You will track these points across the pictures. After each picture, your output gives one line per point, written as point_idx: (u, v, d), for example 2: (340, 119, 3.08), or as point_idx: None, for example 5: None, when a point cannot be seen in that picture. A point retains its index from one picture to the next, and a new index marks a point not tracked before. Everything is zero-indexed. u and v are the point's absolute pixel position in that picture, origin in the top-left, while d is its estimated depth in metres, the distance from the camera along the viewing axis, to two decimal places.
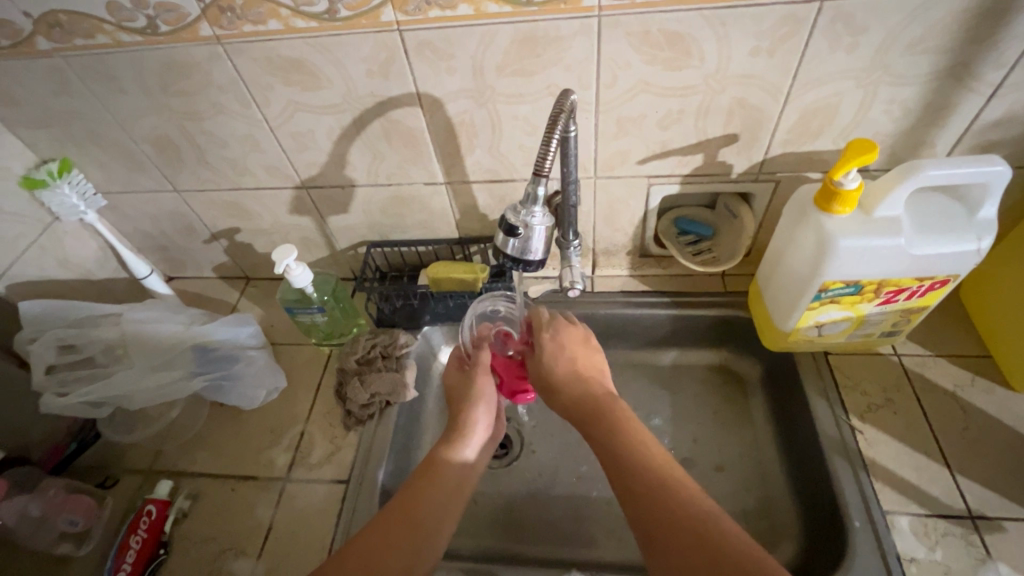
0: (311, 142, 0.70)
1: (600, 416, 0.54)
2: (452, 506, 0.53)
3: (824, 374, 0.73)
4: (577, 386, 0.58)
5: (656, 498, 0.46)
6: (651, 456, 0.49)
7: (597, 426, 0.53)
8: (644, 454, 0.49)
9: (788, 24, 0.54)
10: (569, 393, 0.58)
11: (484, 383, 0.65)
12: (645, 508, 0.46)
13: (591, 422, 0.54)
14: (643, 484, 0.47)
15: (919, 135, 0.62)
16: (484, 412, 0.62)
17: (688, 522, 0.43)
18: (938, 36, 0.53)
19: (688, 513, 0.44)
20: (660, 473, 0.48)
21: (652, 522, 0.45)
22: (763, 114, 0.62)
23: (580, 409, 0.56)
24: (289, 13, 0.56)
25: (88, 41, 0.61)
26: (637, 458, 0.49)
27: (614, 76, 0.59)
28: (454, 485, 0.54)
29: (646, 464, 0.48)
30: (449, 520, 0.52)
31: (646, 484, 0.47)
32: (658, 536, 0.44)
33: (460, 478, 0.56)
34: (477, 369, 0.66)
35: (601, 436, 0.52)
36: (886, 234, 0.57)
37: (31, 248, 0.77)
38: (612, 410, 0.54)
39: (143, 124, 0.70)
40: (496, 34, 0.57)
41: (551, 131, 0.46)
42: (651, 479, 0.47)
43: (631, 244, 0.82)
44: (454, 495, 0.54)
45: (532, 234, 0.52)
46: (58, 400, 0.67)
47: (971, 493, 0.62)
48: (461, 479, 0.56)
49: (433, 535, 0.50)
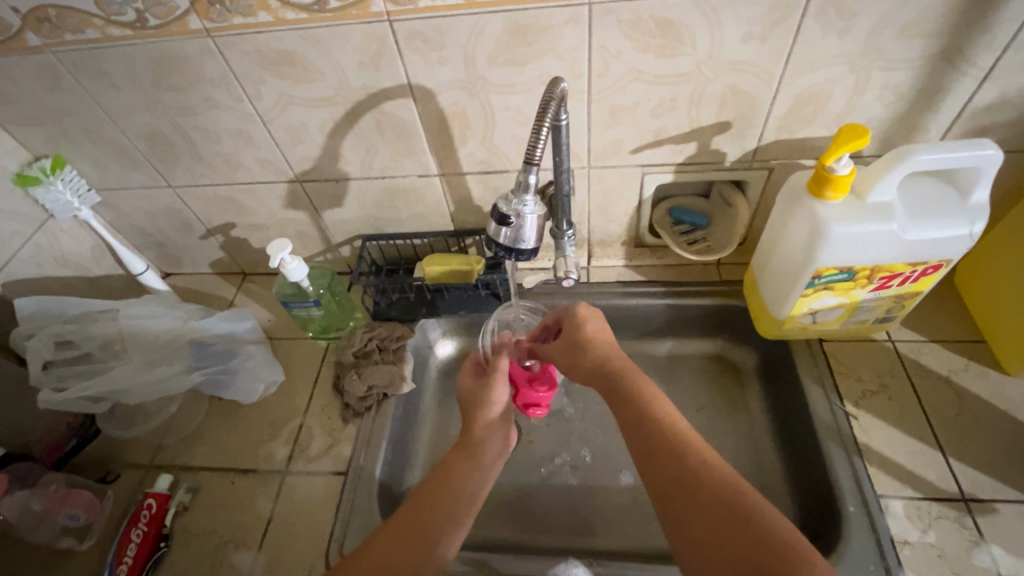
0: (304, 136, 0.70)
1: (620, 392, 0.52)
2: (472, 496, 0.54)
3: (819, 360, 0.73)
4: (599, 356, 0.56)
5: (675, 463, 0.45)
6: (671, 421, 0.48)
7: (618, 394, 0.52)
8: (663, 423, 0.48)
9: (779, 9, 0.53)
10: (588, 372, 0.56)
11: (501, 388, 0.64)
12: (664, 474, 0.45)
13: (613, 392, 0.53)
14: (660, 452, 0.46)
15: (912, 119, 0.62)
16: (499, 409, 0.64)
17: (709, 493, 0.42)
18: (930, 19, 0.53)
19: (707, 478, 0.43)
20: (680, 439, 0.46)
21: (671, 489, 0.44)
22: (756, 102, 0.62)
23: (601, 381, 0.55)
24: (279, 5, 0.56)
25: (78, 36, 0.61)
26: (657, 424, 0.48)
27: (606, 64, 0.59)
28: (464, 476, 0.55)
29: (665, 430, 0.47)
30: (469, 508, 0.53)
31: (665, 450, 0.46)
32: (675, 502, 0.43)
33: (476, 469, 0.56)
34: (499, 374, 0.65)
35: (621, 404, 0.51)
36: (878, 219, 0.57)
37: (26, 246, 0.77)
38: (632, 378, 0.52)
39: (135, 119, 0.70)
40: (486, 24, 0.56)
41: (542, 119, 0.46)
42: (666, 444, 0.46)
43: (626, 234, 0.82)
44: (472, 483, 0.55)
45: (523, 223, 0.52)
46: (56, 395, 0.66)
47: (965, 476, 0.63)
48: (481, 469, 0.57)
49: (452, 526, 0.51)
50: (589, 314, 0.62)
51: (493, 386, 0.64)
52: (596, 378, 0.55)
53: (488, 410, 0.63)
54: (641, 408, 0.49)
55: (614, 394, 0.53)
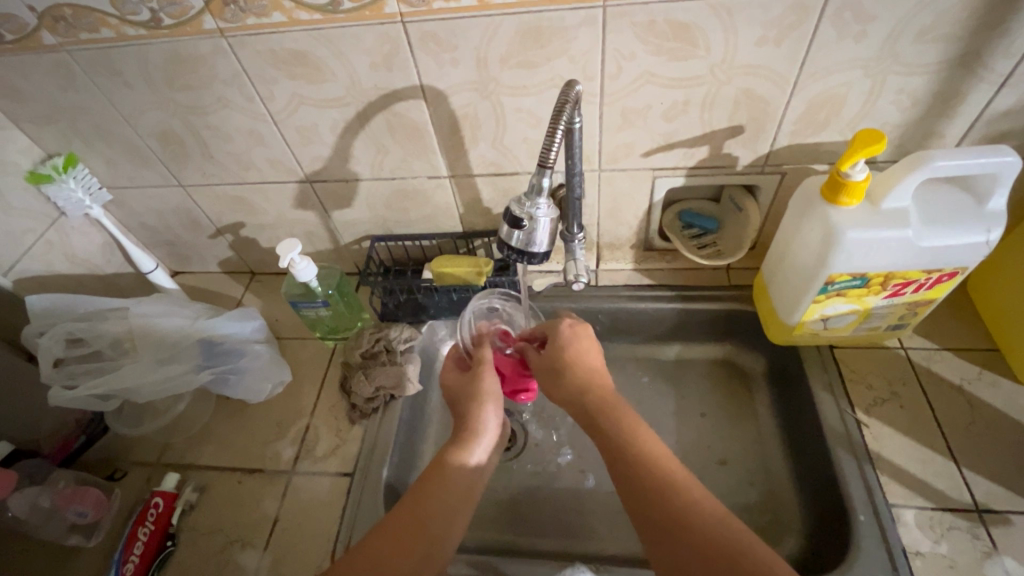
0: (315, 136, 0.70)
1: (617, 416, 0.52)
2: (457, 504, 0.52)
3: (829, 367, 0.73)
4: (576, 382, 0.56)
5: (664, 499, 0.45)
6: (654, 452, 0.48)
7: (601, 422, 0.52)
8: (648, 454, 0.48)
9: (795, 13, 0.53)
10: (570, 392, 0.56)
11: (490, 382, 0.62)
12: (652, 511, 0.45)
13: (596, 423, 0.53)
14: (645, 487, 0.46)
15: (927, 125, 0.62)
16: (494, 412, 0.60)
17: (698, 528, 0.43)
18: (948, 24, 0.53)
19: (695, 512, 0.44)
20: (663, 470, 0.47)
21: (662, 526, 0.44)
22: (769, 105, 0.62)
23: (580, 410, 0.55)
24: (293, 5, 0.56)
25: (93, 35, 0.61)
26: (642, 457, 0.48)
27: (620, 67, 0.59)
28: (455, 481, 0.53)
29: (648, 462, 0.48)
30: (455, 520, 0.51)
31: (653, 484, 0.46)
32: (666, 542, 0.43)
33: (466, 482, 0.54)
34: (483, 369, 0.63)
35: (603, 437, 0.51)
36: (893, 226, 0.56)
37: (38, 243, 0.78)
38: (613, 408, 0.53)
39: (148, 118, 0.70)
40: (500, 26, 0.56)
41: (556, 122, 0.46)
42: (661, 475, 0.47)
43: (635, 238, 0.82)
44: (459, 488, 0.53)
45: (536, 226, 0.51)
46: (64, 394, 0.67)
47: (977, 486, 0.62)
48: (467, 480, 0.54)
49: (439, 544, 0.49)
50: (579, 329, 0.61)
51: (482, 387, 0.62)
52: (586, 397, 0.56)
53: (480, 412, 0.60)
54: (623, 439, 0.50)
55: (593, 424, 0.53)
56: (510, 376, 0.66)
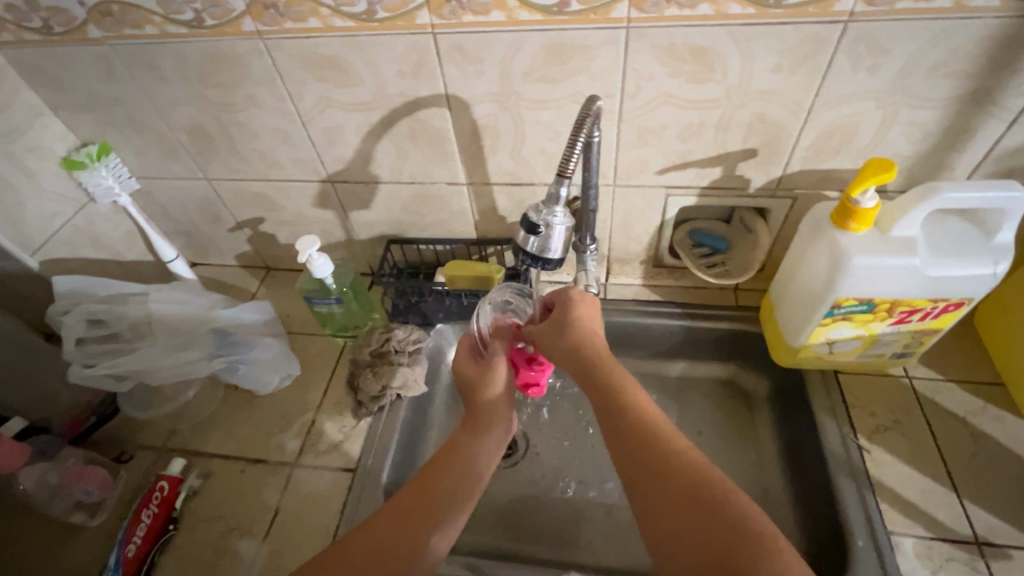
0: (340, 138, 0.72)
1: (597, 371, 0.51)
2: (469, 486, 0.53)
3: (833, 392, 0.73)
4: (573, 340, 0.55)
5: (647, 449, 0.44)
6: (641, 405, 0.48)
7: (592, 378, 0.51)
8: (637, 408, 0.47)
9: (811, 43, 0.55)
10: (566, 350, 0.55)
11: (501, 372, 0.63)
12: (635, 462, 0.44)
13: (587, 379, 0.52)
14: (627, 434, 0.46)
15: (937, 158, 0.63)
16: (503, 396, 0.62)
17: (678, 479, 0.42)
18: (961, 61, 0.54)
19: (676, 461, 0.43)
20: (649, 423, 0.46)
21: (643, 477, 0.43)
22: (783, 130, 0.63)
23: (573, 366, 0.54)
24: (329, 13, 0.59)
25: (136, 31, 0.64)
26: (628, 409, 0.47)
27: (638, 86, 0.61)
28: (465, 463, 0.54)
29: (633, 414, 0.47)
30: (463, 497, 0.52)
31: (637, 434, 0.45)
32: (645, 493, 0.43)
33: (470, 464, 0.54)
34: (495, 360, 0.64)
35: (594, 390, 0.50)
36: (901, 253, 0.57)
37: (65, 227, 0.80)
38: (607, 363, 0.52)
39: (180, 112, 0.73)
40: (525, 41, 0.58)
41: (576, 135, 0.47)
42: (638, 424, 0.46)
43: (645, 254, 0.83)
44: (470, 471, 0.54)
45: (552, 233, 0.52)
46: (85, 371, 0.69)
47: (978, 519, 0.62)
48: (479, 464, 0.55)
49: (449, 518, 0.50)
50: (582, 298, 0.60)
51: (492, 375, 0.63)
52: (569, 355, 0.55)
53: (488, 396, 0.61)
54: (612, 393, 0.49)
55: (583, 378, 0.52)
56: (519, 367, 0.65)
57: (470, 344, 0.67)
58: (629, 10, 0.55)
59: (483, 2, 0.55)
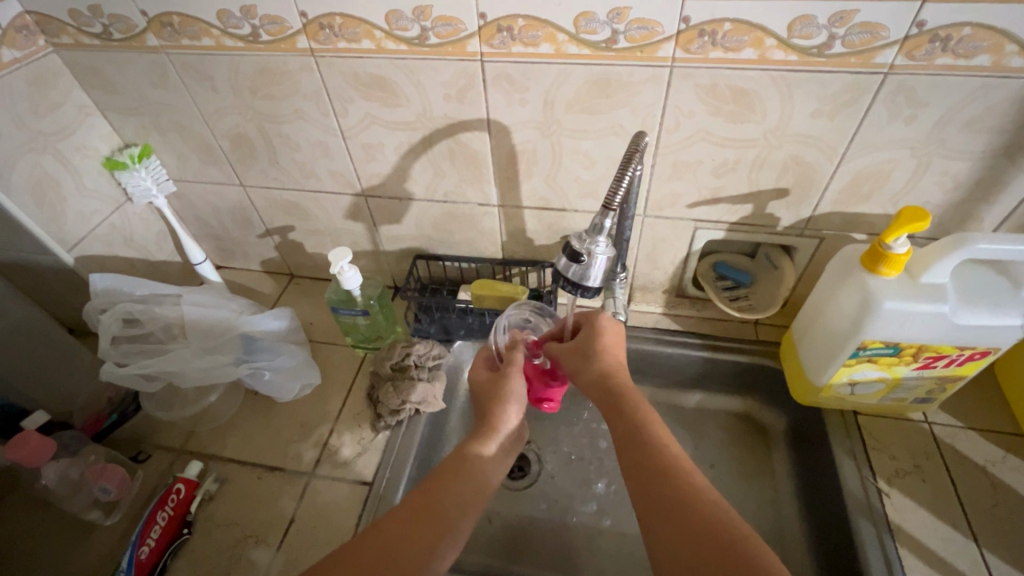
0: (379, 155, 0.74)
1: (622, 400, 0.52)
2: (472, 497, 0.51)
3: (853, 433, 0.73)
4: (598, 367, 0.56)
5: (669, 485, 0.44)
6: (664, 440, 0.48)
7: (615, 410, 0.51)
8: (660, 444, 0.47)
9: (851, 91, 0.56)
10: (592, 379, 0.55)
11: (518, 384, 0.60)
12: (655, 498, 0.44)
13: (609, 407, 0.52)
14: (650, 466, 0.46)
15: (967, 208, 0.64)
16: (515, 412, 0.59)
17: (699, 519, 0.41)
18: (997, 117, 0.56)
19: (697, 500, 0.42)
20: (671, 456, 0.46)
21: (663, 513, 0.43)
22: (816, 173, 0.65)
23: (596, 394, 0.54)
24: (383, 36, 0.61)
25: (194, 42, 0.66)
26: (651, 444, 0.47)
27: (677, 122, 0.63)
28: (468, 478, 0.51)
29: (655, 450, 0.47)
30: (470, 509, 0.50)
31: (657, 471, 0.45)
32: (663, 528, 0.42)
33: (478, 474, 0.52)
34: (512, 369, 0.61)
35: (618, 419, 0.50)
36: (931, 300, 0.58)
37: (102, 225, 0.82)
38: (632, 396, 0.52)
39: (225, 121, 0.75)
40: (571, 74, 0.60)
41: (625, 169, 0.48)
42: (660, 458, 0.46)
43: (668, 283, 0.84)
44: (474, 483, 0.51)
45: (594, 262, 0.53)
46: (116, 369, 0.69)
47: (999, 571, 0.62)
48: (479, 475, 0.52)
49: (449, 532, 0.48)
50: (610, 325, 0.59)
51: (506, 387, 0.60)
52: (592, 382, 0.55)
53: (503, 410, 0.58)
54: (634, 426, 0.49)
55: (608, 405, 0.52)
56: (534, 384, 0.65)
57: (488, 356, 0.66)
58: (675, 50, 0.56)
59: (533, 34, 0.57)
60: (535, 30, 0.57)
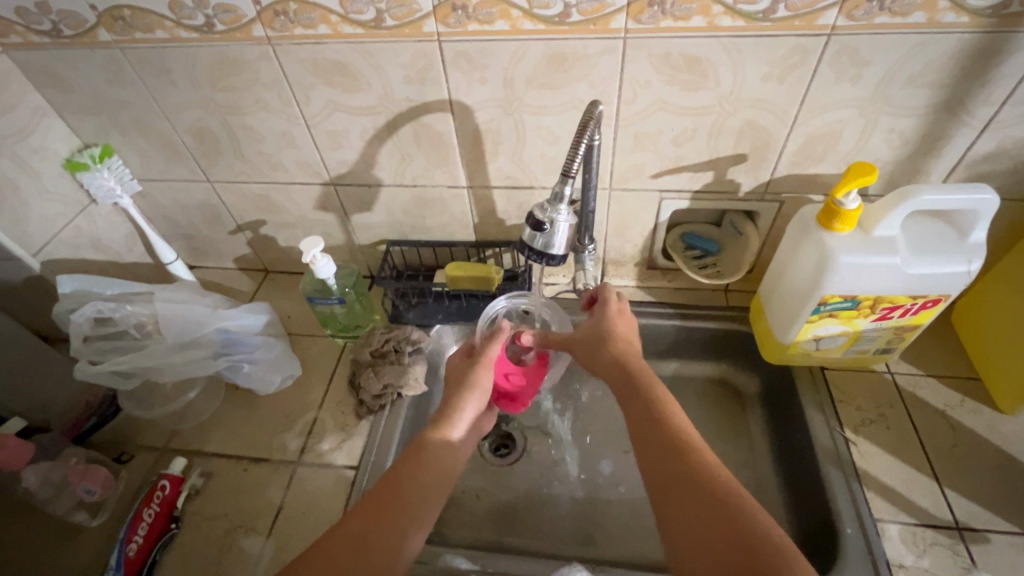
0: (344, 141, 0.74)
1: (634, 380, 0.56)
2: (439, 487, 0.56)
3: (820, 387, 0.76)
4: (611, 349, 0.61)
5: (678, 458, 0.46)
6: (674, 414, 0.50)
7: (629, 387, 0.55)
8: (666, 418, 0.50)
9: (798, 54, 0.58)
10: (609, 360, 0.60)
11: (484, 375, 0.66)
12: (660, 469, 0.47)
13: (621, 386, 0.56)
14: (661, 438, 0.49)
15: (915, 163, 0.67)
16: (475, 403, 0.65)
17: (701, 487, 0.43)
18: (935, 72, 0.58)
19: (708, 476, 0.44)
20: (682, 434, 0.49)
21: (669, 481, 0.45)
22: (771, 137, 0.67)
23: (611, 373, 0.59)
24: (338, 20, 0.61)
25: (147, 35, 0.65)
26: (659, 419, 0.50)
27: (635, 94, 0.64)
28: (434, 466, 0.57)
29: (668, 427, 0.49)
30: (436, 499, 0.55)
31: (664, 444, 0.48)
32: (671, 499, 0.45)
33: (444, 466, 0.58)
34: (482, 361, 0.67)
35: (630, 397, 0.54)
36: (883, 252, 0.61)
37: (67, 227, 0.81)
38: (642, 374, 0.56)
39: (187, 116, 0.74)
40: (528, 50, 0.61)
41: (580, 137, 0.50)
42: (670, 434, 0.49)
43: (639, 255, 0.86)
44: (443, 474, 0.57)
45: (556, 230, 0.55)
46: (90, 367, 0.70)
47: (959, 505, 0.65)
48: (446, 464, 0.58)
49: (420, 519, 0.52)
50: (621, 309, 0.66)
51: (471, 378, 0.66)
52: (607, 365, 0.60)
53: (462, 398, 0.65)
54: (648, 403, 0.52)
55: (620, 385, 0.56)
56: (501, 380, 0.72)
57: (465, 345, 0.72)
58: (626, 21, 0.58)
59: (487, 11, 0.58)
60: (489, 7, 0.58)
